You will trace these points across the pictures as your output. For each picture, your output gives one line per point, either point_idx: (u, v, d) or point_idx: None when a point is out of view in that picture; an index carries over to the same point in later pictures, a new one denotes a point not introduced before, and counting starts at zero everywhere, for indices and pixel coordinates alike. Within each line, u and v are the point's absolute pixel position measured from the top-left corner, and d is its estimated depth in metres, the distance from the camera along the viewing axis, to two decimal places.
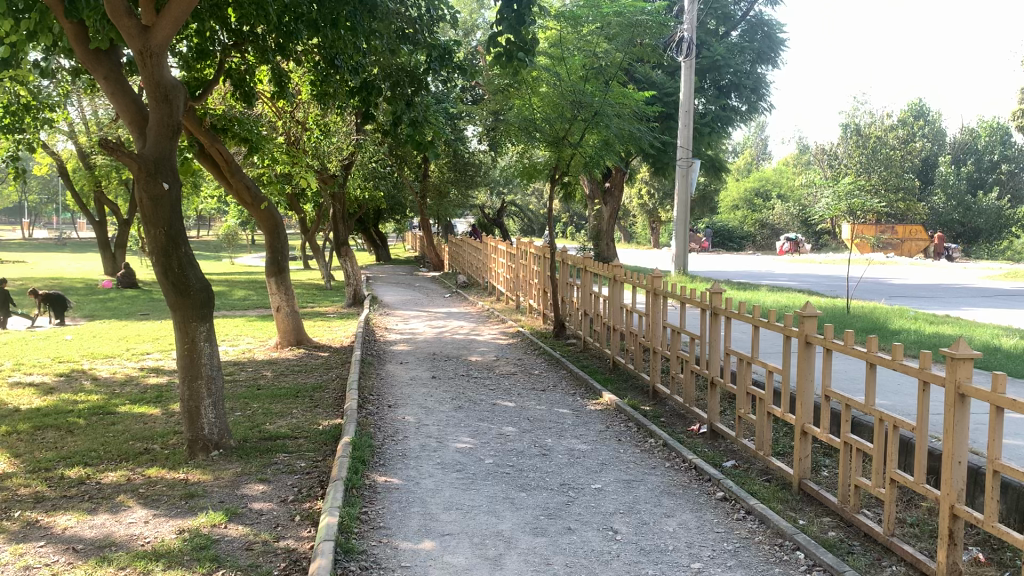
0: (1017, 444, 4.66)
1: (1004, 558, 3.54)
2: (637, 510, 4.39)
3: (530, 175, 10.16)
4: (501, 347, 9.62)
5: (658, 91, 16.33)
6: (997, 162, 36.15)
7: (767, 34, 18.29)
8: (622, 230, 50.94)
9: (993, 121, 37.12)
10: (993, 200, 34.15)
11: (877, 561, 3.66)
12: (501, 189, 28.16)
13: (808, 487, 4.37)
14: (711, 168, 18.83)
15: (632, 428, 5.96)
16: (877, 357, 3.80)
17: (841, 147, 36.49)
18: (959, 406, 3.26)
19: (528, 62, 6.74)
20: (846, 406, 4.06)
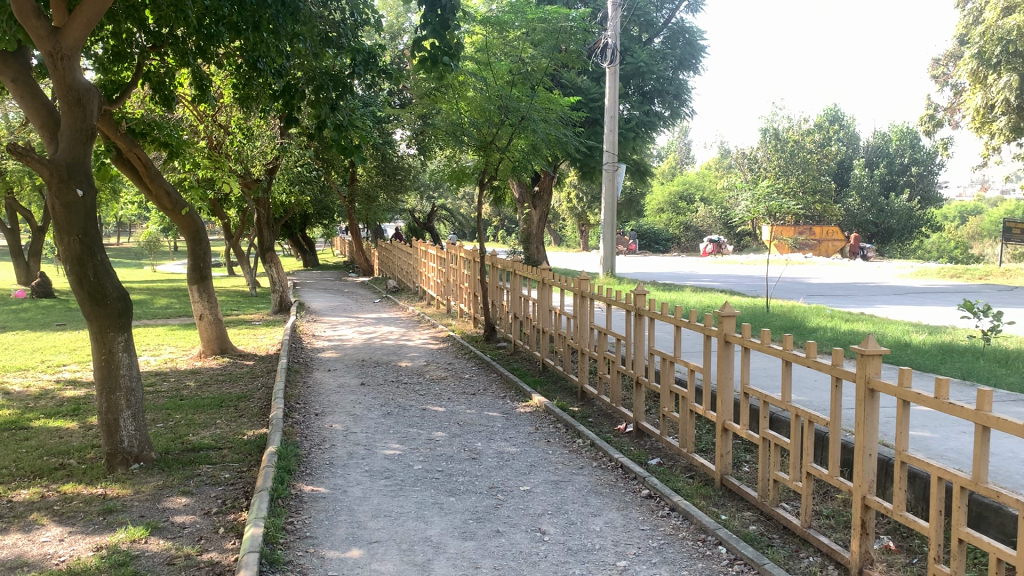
0: (923, 435, 4.87)
1: (913, 545, 3.70)
2: (565, 510, 4.44)
3: (460, 179, 10.17)
4: (431, 352, 9.60)
5: (584, 97, 16.52)
6: (907, 165, 37.18)
7: (689, 41, 18.57)
8: (552, 234, 51.37)
9: (903, 126, 38.19)
10: (904, 201, 35.55)
11: (795, 553, 3.78)
12: (430, 194, 28.12)
13: (729, 482, 4.49)
14: (636, 172, 19.15)
15: (560, 429, 6.02)
16: (792, 354, 3.92)
17: (761, 151, 37.51)
18: (869, 400, 3.39)
19: (453, 67, 6.76)
20: (764, 403, 4.18)
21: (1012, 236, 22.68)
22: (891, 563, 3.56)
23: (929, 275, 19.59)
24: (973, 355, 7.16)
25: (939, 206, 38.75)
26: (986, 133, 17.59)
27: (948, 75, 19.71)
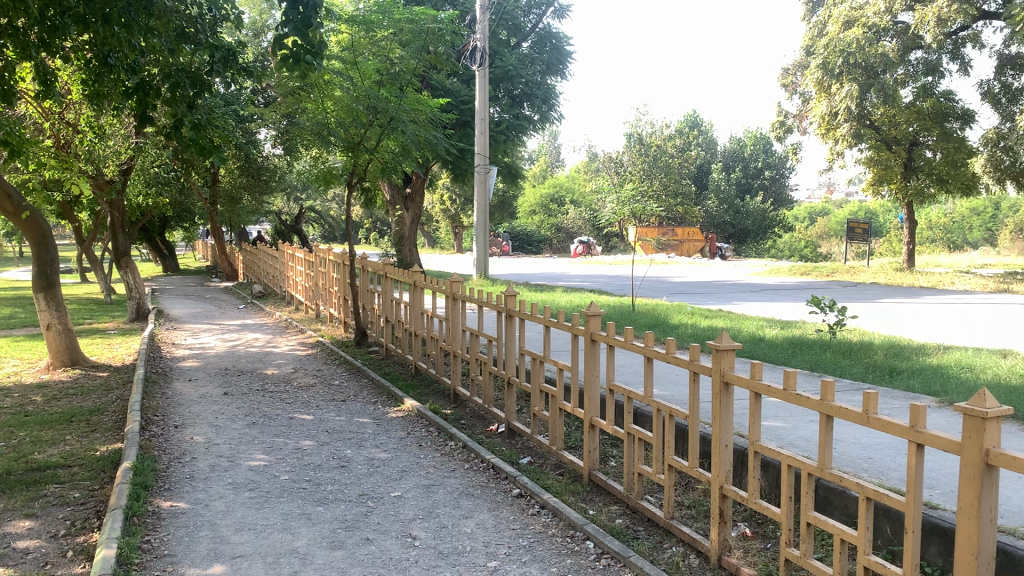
0: (775, 425, 5.13)
1: (767, 531, 3.89)
2: (437, 514, 4.41)
3: (328, 180, 9.96)
4: (299, 359, 9.36)
5: (454, 99, 16.51)
6: (760, 169, 39.09)
7: (556, 46, 18.90)
8: (426, 236, 51.13)
9: (756, 132, 40.06)
10: (758, 203, 37.47)
11: (659, 544, 3.90)
12: (298, 195, 27.43)
13: (597, 477, 4.59)
14: (507, 175, 19.29)
15: (432, 432, 5.99)
16: (653, 351, 4.04)
17: (626, 155, 38.55)
18: (724, 394, 3.54)
19: (317, 66, 6.61)
20: (628, 399, 4.28)
21: (854, 236, 24.20)
22: (747, 549, 3.72)
23: (781, 273, 20.68)
24: (820, 348, 7.61)
25: (790, 208, 40.96)
26: (830, 139, 18.75)
27: (796, 85, 20.88)
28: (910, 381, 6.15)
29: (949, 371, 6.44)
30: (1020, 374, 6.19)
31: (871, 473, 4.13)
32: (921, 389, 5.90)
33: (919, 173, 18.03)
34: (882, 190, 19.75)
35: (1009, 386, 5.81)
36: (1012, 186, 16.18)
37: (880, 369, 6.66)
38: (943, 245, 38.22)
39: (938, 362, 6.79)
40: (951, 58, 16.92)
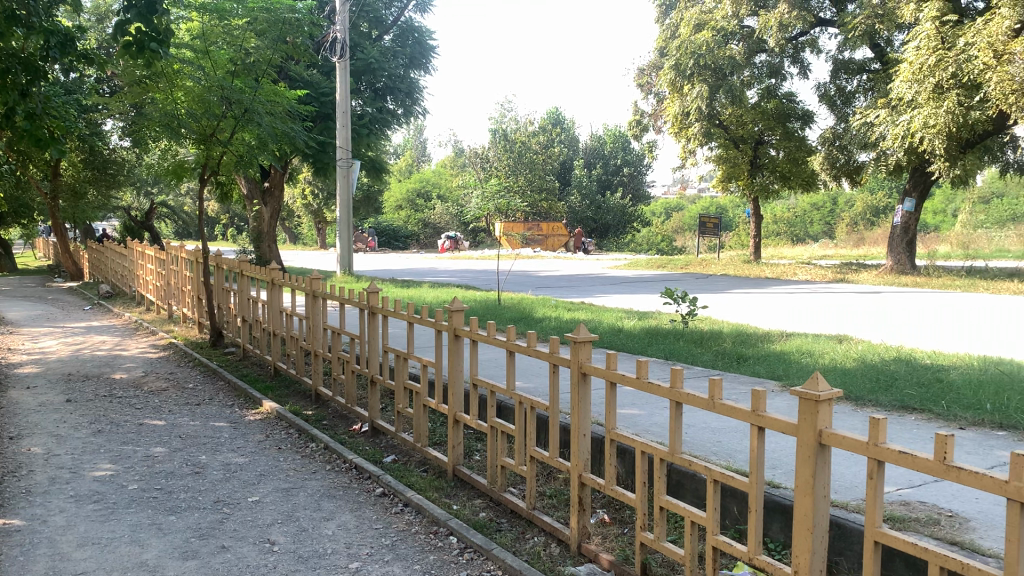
0: (633, 413, 5.30)
1: (625, 516, 4.02)
2: (296, 518, 4.31)
3: (179, 174, 9.51)
4: (150, 361, 8.92)
5: (314, 91, 16.13)
6: (620, 166, 40.14)
7: (418, 40, 18.73)
8: (287, 232, 49.70)
9: (616, 130, 41.14)
10: (618, 199, 38.62)
11: (521, 535, 3.97)
12: (149, 190, 26.06)
13: (461, 472, 4.60)
14: (371, 169, 19.00)
15: (292, 434, 5.84)
16: (514, 345, 4.08)
17: (491, 150, 38.66)
18: (582, 384, 3.63)
19: (163, 54, 6.29)
20: (491, 392, 4.31)
21: (706, 231, 25.24)
22: (606, 535, 3.83)
23: (639, 266, 21.35)
24: (675, 337, 7.93)
25: (648, 203, 42.42)
26: (683, 138, 19.55)
27: (651, 85, 21.62)
28: (756, 367, 6.50)
29: (791, 356, 6.84)
30: (854, 358, 6.64)
31: (719, 456, 4.34)
32: (766, 374, 6.25)
33: (763, 171, 19.36)
34: (731, 186, 20.78)
35: (843, 369, 6.23)
36: (847, 182, 17.40)
37: (729, 356, 7.00)
38: (787, 239, 40.64)
39: (782, 348, 7.20)
40: (792, 61, 17.90)
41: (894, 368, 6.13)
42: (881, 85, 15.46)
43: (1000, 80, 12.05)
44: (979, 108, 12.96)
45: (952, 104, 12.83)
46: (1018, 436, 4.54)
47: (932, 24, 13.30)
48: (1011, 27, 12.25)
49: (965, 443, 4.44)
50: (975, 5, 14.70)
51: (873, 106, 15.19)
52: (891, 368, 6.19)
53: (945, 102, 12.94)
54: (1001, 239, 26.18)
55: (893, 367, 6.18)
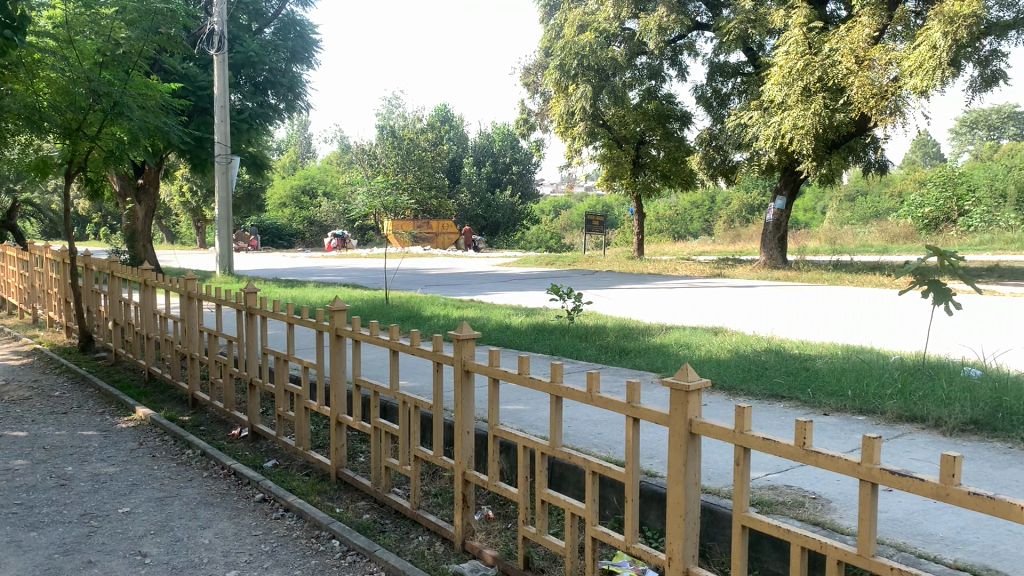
0: (517, 408, 5.36)
1: (509, 511, 4.06)
2: (170, 527, 4.15)
3: (42, 170, 8.96)
4: (11, 369, 8.37)
5: (190, 84, 15.51)
6: (509, 165, 40.44)
7: (301, 33, 18.29)
8: (165, 231, 47.65)
9: (504, 128, 41.34)
10: (507, 197, 38.96)
11: (406, 535, 3.95)
12: (10, 186, 24.44)
13: (344, 474, 4.53)
14: (253, 165, 18.42)
15: (168, 442, 5.61)
16: (397, 344, 4.05)
17: (378, 147, 38.20)
18: (465, 382, 3.63)
19: (19, 42, 5.89)
20: (375, 393, 4.26)
21: (592, 228, 25.73)
22: (489, 531, 3.86)
23: (527, 264, 21.57)
24: (560, 333, 8.04)
25: (536, 201, 42.86)
26: (569, 137, 19.85)
27: (537, 84, 21.85)
28: (637, 360, 6.67)
29: (670, 349, 7.06)
30: (728, 349, 6.91)
31: (600, 447, 4.44)
32: (646, 367, 6.43)
33: (646, 170, 19.99)
34: (615, 184, 21.26)
35: (719, 360, 6.47)
36: (723, 182, 18.10)
37: (612, 350, 7.15)
38: (669, 236, 41.91)
39: (661, 341, 7.42)
40: (671, 64, 18.45)
41: (764, 359, 6.42)
42: (753, 88, 16.07)
43: (861, 85, 12.95)
44: (843, 110, 13.70)
45: (819, 107, 13.52)
46: (876, 420, 4.84)
47: (800, 29, 13.98)
48: (869, 34, 13.18)
49: (828, 428, 4.69)
50: (839, 13, 15.52)
51: (746, 108, 15.79)
52: (762, 358, 6.48)
53: (813, 105, 13.61)
54: (864, 234, 27.80)
55: (764, 357, 6.46)
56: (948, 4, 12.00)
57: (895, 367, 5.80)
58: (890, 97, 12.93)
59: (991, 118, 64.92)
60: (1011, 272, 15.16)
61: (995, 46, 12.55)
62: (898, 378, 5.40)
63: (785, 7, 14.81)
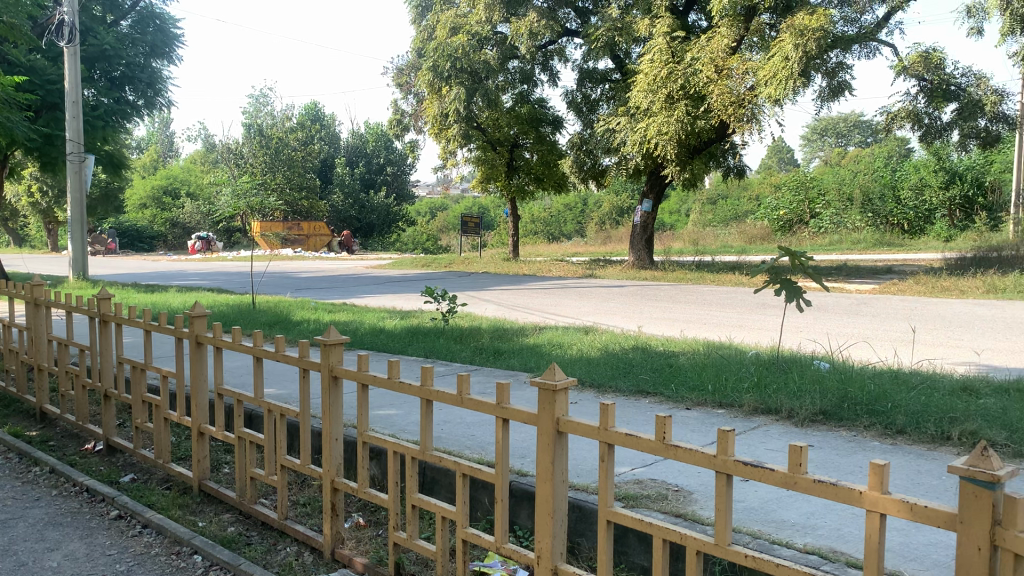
0: (388, 412, 5.31)
1: (380, 518, 4.01)
2: (13, 552, 3.87)
3: None
4: None
5: (38, 77, 14.56)
6: (383, 165, 40.05)
7: (160, 27, 17.24)
8: (10, 234, 44.50)
9: (378, 128, 40.86)
10: (382, 198, 38.62)
11: (272, 547, 3.84)
12: None
13: (207, 486, 4.35)
14: (109, 165, 17.46)
15: (12, 460, 5.23)
16: (261, 351, 3.92)
17: (245, 146, 36.98)
18: (333, 388, 3.55)
19: None
20: (238, 401, 4.12)
21: (467, 230, 25.76)
22: (360, 538, 3.80)
23: (402, 266, 21.39)
24: (434, 335, 8.00)
25: (411, 202, 42.62)
26: (443, 139, 19.86)
27: (410, 84, 21.74)
28: (511, 360, 6.72)
29: (543, 348, 7.15)
30: (599, 347, 7.07)
31: (471, 449, 4.45)
32: (519, 367, 6.49)
33: (520, 173, 20.27)
34: (489, 186, 21.39)
35: (589, 359, 6.61)
36: (593, 185, 18.53)
37: (486, 351, 7.18)
38: (542, 237, 42.52)
39: (534, 341, 7.51)
40: (542, 69, 18.73)
41: (632, 356, 6.60)
42: (620, 94, 16.49)
43: (720, 93, 13.57)
44: (703, 118, 14.30)
45: (681, 113, 14.04)
46: (735, 412, 5.06)
47: (664, 38, 14.48)
48: (727, 45, 13.73)
49: (690, 422, 4.87)
50: (699, 24, 16.19)
51: (614, 113, 16.24)
52: (629, 355, 6.66)
53: (676, 112, 14.12)
54: (725, 236, 29.03)
55: (631, 355, 6.64)
56: (799, 18, 12.76)
57: (752, 361, 6.09)
58: (747, 105, 13.53)
59: (840, 126, 69.08)
60: (856, 270, 16.19)
61: (841, 59, 13.36)
62: (755, 372, 5.67)
63: (649, 16, 15.28)
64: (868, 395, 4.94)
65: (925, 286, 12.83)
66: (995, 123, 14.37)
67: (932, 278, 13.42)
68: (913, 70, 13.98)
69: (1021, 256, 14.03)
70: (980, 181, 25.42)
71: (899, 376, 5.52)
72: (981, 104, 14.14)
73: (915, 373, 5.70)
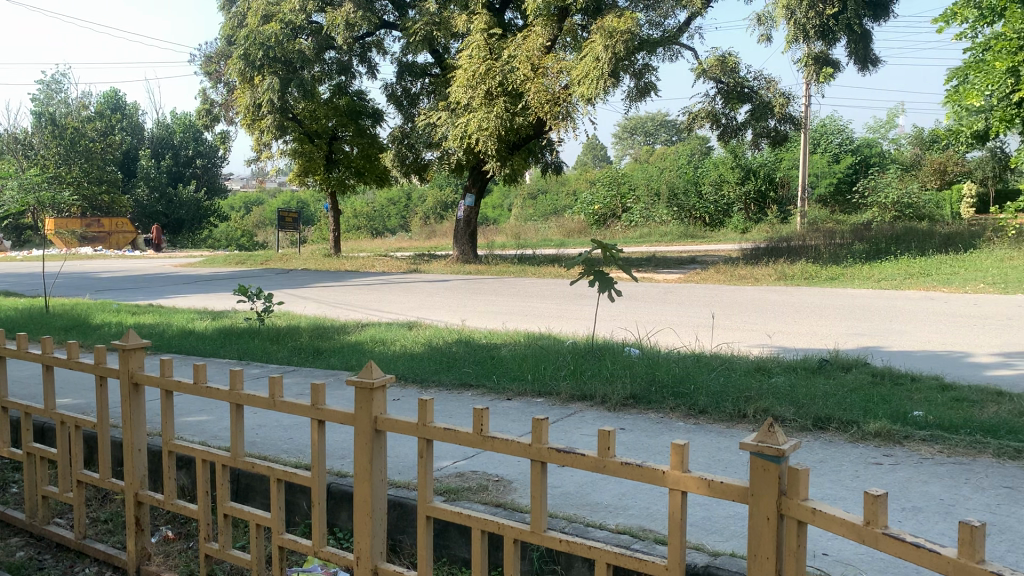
0: (199, 419, 5.05)
1: (191, 529, 3.81)
2: None
3: None
4: None
5: None
6: (192, 157, 38.09)
7: None
8: None
9: (185, 117, 38.80)
10: (191, 192, 36.69)
11: (69, 569, 3.56)
12: None
13: None
14: None
15: None
16: (52, 358, 3.61)
17: (36, 135, 33.95)
18: (134, 395, 3.33)
19: None
20: (26, 414, 3.77)
21: (285, 225, 24.96)
22: (168, 553, 3.60)
23: (215, 264, 20.41)
24: (250, 336, 7.69)
25: (224, 197, 40.75)
26: (256, 130, 19.15)
27: (220, 73, 20.79)
28: (331, 359, 6.59)
29: (364, 346, 7.06)
30: (422, 342, 7.05)
31: (289, 453, 4.32)
32: (340, 366, 6.37)
33: (339, 166, 19.90)
34: (307, 180, 20.84)
35: (412, 354, 6.59)
36: (416, 179, 18.47)
37: (305, 351, 6.99)
38: (365, 233, 41.96)
39: (354, 339, 7.39)
40: (360, 60, 18.40)
41: (454, 349, 6.64)
42: (440, 89, 16.51)
43: (536, 91, 13.93)
44: (521, 114, 14.63)
45: (500, 109, 14.30)
46: (553, 400, 5.22)
47: (482, 35, 14.65)
48: (542, 44, 14.15)
49: (509, 412, 4.97)
50: (516, 22, 16.48)
51: (434, 107, 16.28)
52: (452, 348, 6.71)
53: (495, 108, 14.36)
54: (545, 230, 29.85)
55: (454, 348, 6.68)
56: (608, 20, 13.25)
57: (568, 349, 6.29)
58: (561, 103, 13.97)
59: (648, 125, 72.68)
60: (664, 261, 17.10)
61: (647, 61, 14.02)
62: (572, 360, 5.86)
63: (467, 12, 15.40)
64: (674, 377, 5.23)
65: (725, 274, 13.75)
66: (783, 124, 15.58)
67: (731, 267, 14.41)
68: (710, 73, 14.91)
69: (806, 246, 15.34)
70: (771, 177, 27.98)
71: (702, 358, 5.89)
72: (770, 105, 15.30)
73: (716, 355, 6.09)
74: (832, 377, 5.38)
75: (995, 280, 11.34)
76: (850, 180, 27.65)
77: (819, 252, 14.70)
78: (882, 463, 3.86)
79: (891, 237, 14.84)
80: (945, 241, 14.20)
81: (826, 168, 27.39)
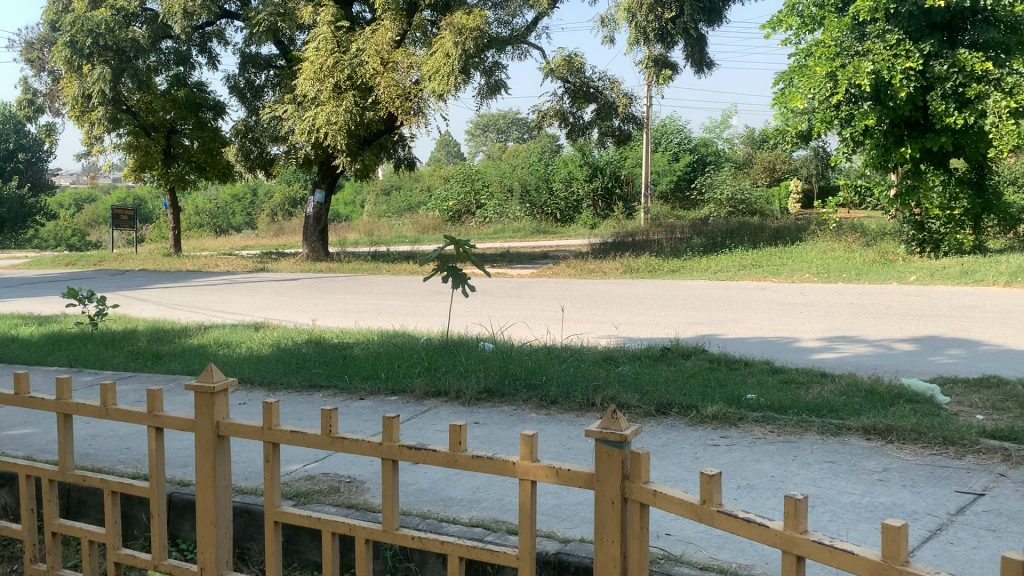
0: (23, 432, 4.69)
1: (15, 551, 3.55)
2: None
3: None
4: None
5: None
6: (13, 151, 35.35)
7: None
8: None
9: (5, 107, 35.87)
10: (13, 188, 33.88)
11: None
12: None
13: None
14: None
15: None
16: None
17: None
18: None
19: None
20: None
21: (120, 223, 23.55)
22: None
23: (42, 265, 19.00)
24: (84, 341, 7.22)
25: (52, 194, 37.85)
26: (85, 122, 17.99)
27: (44, 60, 19.38)
28: (172, 364, 6.28)
29: (208, 349, 6.78)
30: (271, 344, 6.84)
31: (127, 463, 4.09)
32: (183, 370, 6.09)
33: (178, 161, 18.96)
34: (143, 176, 19.73)
35: (260, 356, 6.39)
36: (262, 175, 17.90)
37: (143, 356, 6.63)
38: (208, 232, 40.17)
39: (197, 342, 7.07)
40: (199, 51, 17.60)
41: (305, 350, 6.49)
42: (286, 81, 16.05)
43: (386, 86, 13.80)
44: (371, 109, 14.42)
45: (349, 104, 14.03)
46: (406, 398, 5.19)
47: (328, 27, 14.35)
48: (392, 39, 14.05)
49: (362, 411, 4.90)
50: (364, 15, 16.23)
51: (280, 101, 15.80)
52: (301, 349, 6.55)
53: (344, 102, 14.08)
54: (399, 227, 29.61)
55: (303, 348, 6.53)
56: (457, 17, 13.28)
57: (421, 346, 6.27)
58: (413, 98, 13.94)
59: (499, 122, 73.62)
60: (516, 257, 17.33)
61: (496, 58, 14.17)
62: (426, 356, 5.85)
63: (313, 5, 15.04)
64: (526, 370, 5.33)
65: (575, 269, 14.08)
66: (626, 123, 16.14)
67: (581, 262, 14.77)
68: (557, 72, 15.22)
69: (649, 241, 16.00)
70: (617, 174, 28.69)
71: (552, 351, 6.03)
72: (614, 105, 15.82)
73: (565, 347, 6.24)
74: (674, 365, 5.63)
75: (818, 269, 12.20)
76: (689, 177, 28.97)
77: (661, 247, 15.34)
78: (719, 445, 4.07)
79: (727, 231, 15.67)
80: (775, 234, 15.12)
81: (666, 167, 28.59)
